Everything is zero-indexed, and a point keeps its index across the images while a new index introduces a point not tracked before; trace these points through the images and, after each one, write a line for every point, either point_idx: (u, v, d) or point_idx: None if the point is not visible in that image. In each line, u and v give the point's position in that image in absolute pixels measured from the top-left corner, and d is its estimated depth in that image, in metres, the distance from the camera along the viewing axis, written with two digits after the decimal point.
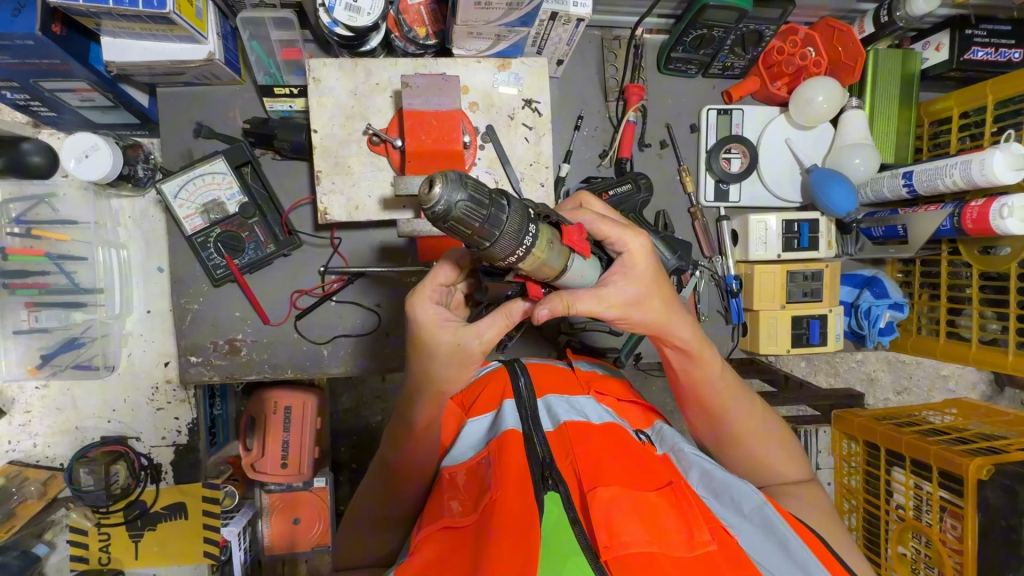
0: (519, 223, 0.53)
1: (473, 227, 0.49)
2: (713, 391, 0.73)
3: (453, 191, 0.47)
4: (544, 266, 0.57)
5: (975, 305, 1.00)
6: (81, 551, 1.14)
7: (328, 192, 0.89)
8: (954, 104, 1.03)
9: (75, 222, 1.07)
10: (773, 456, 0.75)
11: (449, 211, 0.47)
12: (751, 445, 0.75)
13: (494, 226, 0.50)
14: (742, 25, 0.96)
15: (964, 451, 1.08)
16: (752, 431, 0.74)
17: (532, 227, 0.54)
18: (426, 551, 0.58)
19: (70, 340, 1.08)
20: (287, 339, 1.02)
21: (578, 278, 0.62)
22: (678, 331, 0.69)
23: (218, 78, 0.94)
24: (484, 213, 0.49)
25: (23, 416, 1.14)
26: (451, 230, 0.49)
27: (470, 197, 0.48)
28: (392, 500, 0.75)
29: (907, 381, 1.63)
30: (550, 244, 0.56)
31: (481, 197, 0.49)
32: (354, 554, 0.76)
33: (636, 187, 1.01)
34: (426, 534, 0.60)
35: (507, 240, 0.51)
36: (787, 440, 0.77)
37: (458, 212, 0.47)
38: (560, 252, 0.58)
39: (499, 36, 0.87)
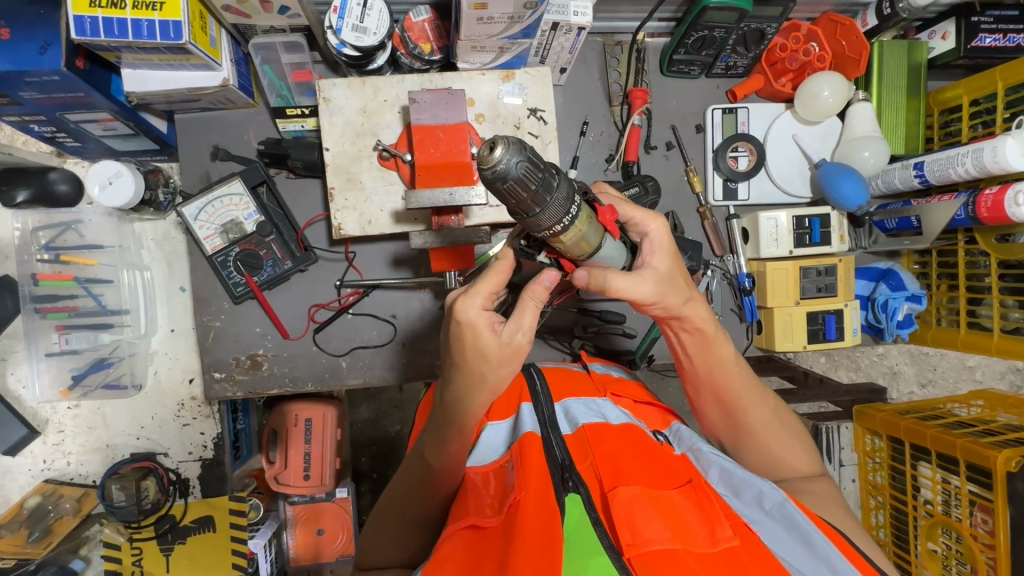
0: (565, 194, 0.54)
1: (528, 190, 0.50)
2: (730, 378, 0.73)
3: (515, 154, 0.48)
4: (583, 240, 0.58)
5: (995, 294, 0.98)
6: (115, 565, 1.17)
7: (342, 208, 0.92)
8: (963, 92, 1.03)
9: (100, 246, 1.12)
10: (789, 449, 0.75)
11: (509, 168, 0.48)
12: (765, 438, 0.74)
13: (545, 193, 0.52)
14: (743, 25, 0.97)
15: (991, 443, 1.06)
16: (767, 422, 0.74)
17: (574, 201, 0.56)
18: (456, 545, 0.59)
19: (99, 360, 1.13)
20: (308, 353, 1.04)
21: (609, 259, 0.63)
22: (696, 312, 0.69)
23: (233, 102, 0.97)
24: (539, 178, 0.50)
25: (57, 435, 1.17)
26: (505, 194, 0.50)
27: (529, 161, 0.49)
28: (423, 499, 0.72)
29: (931, 374, 1.61)
30: (589, 220, 0.58)
31: (537, 161, 0.50)
32: (379, 554, 0.75)
33: (644, 190, 1.01)
34: (453, 531, 0.60)
35: (555, 207, 0.53)
36: (800, 432, 0.77)
37: (516, 174, 0.48)
38: (596, 229, 0.60)
39: (502, 48, 0.88)
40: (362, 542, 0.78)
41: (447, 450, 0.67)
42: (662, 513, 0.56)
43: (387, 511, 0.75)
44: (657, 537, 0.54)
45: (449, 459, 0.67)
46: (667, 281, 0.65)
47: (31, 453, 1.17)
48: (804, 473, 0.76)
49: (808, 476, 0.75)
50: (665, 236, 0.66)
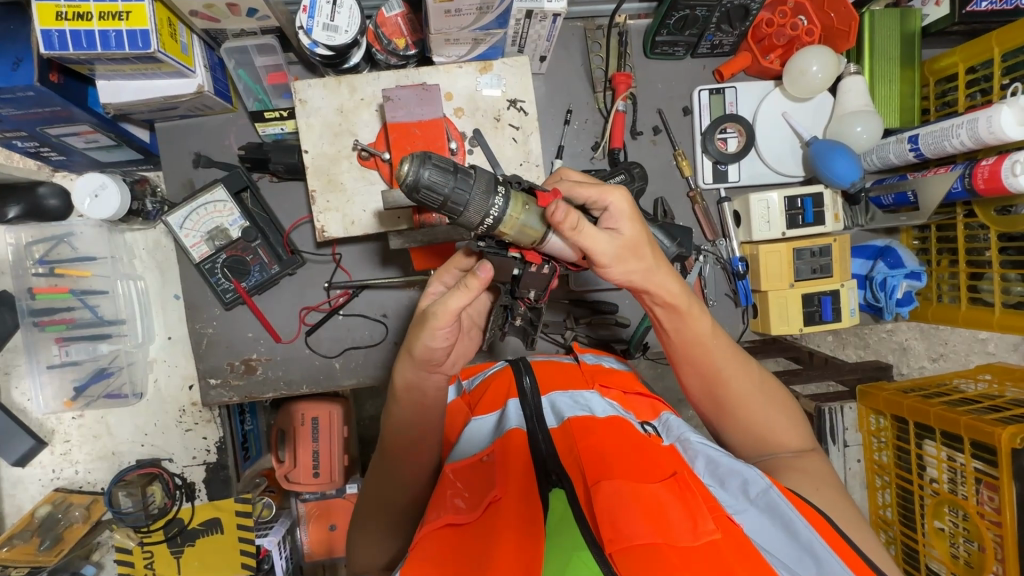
0: (488, 188, 0.57)
1: (443, 194, 0.55)
2: (708, 353, 0.72)
3: (420, 164, 0.54)
4: (525, 228, 0.60)
5: (995, 268, 0.96)
6: (128, 569, 1.20)
7: (324, 210, 0.91)
8: (960, 60, 0.99)
9: (93, 258, 1.13)
10: (776, 423, 0.74)
11: (417, 177, 0.54)
12: (751, 414, 0.74)
13: (464, 191, 0.55)
14: (725, 2, 0.94)
15: (996, 419, 1.04)
16: (750, 395, 0.74)
17: (504, 191, 0.58)
18: (429, 547, 0.56)
19: (100, 370, 1.15)
20: (301, 356, 1.05)
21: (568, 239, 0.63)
22: (666, 287, 0.68)
23: (211, 109, 0.97)
24: (451, 180, 0.55)
25: (64, 445, 1.20)
26: (427, 200, 0.55)
27: (437, 168, 0.54)
28: (398, 492, 0.74)
29: (943, 348, 1.57)
30: (526, 206, 0.59)
31: (445, 166, 0.55)
32: (360, 558, 0.74)
33: (629, 178, 0.98)
34: (429, 531, 0.58)
35: (478, 203, 0.56)
36: (789, 405, 0.76)
37: (426, 182, 0.54)
38: (540, 215, 0.60)
39: (477, 40, 0.87)
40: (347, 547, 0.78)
41: (408, 429, 0.73)
42: (645, 508, 0.56)
43: (368, 508, 0.76)
44: (639, 533, 0.54)
45: (410, 441, 0.73)
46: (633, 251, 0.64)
47: (39, 463, 1.19)
48: (796, 448, 0.75)
49: (799, 451, 0.74)
50: (625, 207, 0.63)
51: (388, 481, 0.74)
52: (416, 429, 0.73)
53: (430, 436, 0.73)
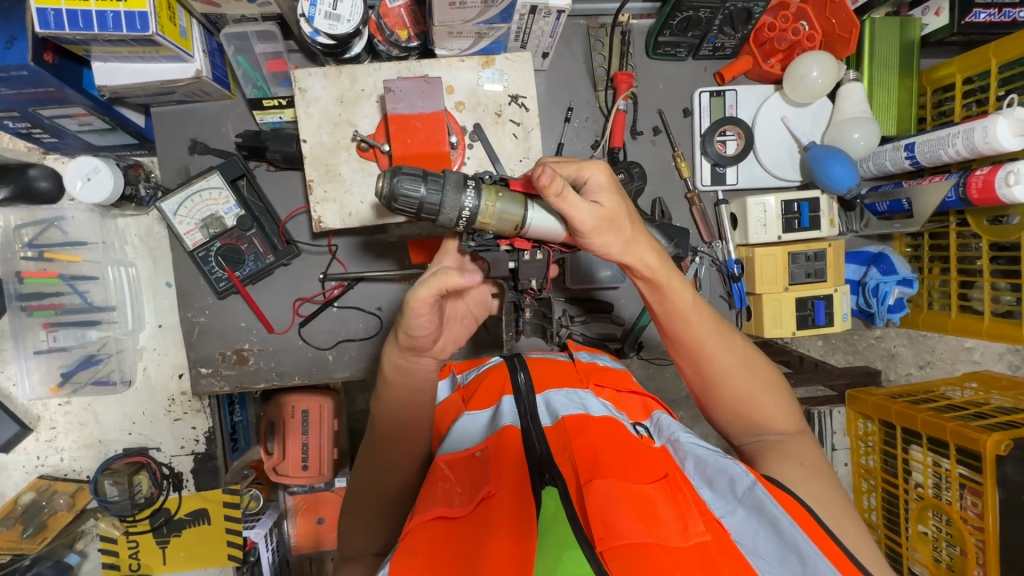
0: (459, 186, 0.65)
1: (418, 200, 0.63)
2: (690, 326, 0.71)
3: (394, 175, 0.62)
4: (502, 215, 0.66)
5: (986, 277, 0.97)
6: (112, 558, 1.19)
7: (321, 201, 0.90)
8: (957, 71, 1.00)
9: (84, 243, 1.12)
10: (763, 401, 0.73)
11: (394, 187, 0.62)
12: (739, 390, 0.73)
13: (436, 193, 0.63)
14: (728, 4, 0.95)
15: (982, 426, 1.06)
16: (734, 371, 0.73)
17: (474, 186, 0.65)
18: (421, 539, 0.57)
19: (88, 357, 1.13)
20: (293, 347, 1.04)
21: (548, 221, 0.68)
22: (643, 259, 0.68)
23: (209, 95, 0.96)
24: (423, 186, 0.63)
25: (49, 432, 1.18)
26: (407, 206, 0.64)
27: (409, 176, 0.63)
28: (390, 474, 0.73)
29: (929, 355, 1.59)
30: (499, 194, 0.66)
31: (417, 175, 0.63)
32: (353, 539, 0.74)
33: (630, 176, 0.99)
34: (420, 524, 0.58)
35: (451, 200, 0.64)
36: (776, 383, 0.75)
37: (402, 191, 0.62)
38: (514, 200, 0.67)
39: (480, 34, 0.86)
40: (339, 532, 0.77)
41: (400, 413, 0.72)
42: (637, 508, 0.56)
43: (358, 490, 0.76)
44: (631, 532, 0.54)
45: (402, 427, 0.72)
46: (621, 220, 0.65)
47: (24, 450, 1.18)
48: (782, 427, 0.74)
49: (787, 432, 0.74)
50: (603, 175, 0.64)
51: (382, 469, 0.73)
52: (412, 415, 0.73)
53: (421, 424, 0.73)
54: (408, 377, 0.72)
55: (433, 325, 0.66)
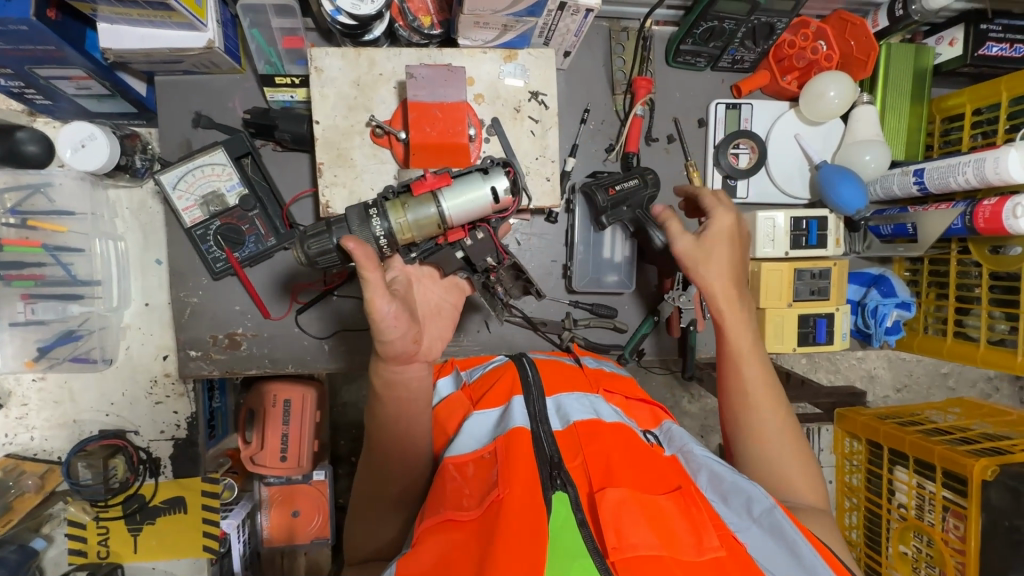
0: (358, 219, 0.72)
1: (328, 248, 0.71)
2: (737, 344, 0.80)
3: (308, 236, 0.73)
4: (417, 220, 0.73)
5: (983, 305, 0.99)
6: (79, 544, 1.15)
7: (330, 184, 0.87)
8: (967, 101, 1.02)
9: (71, 212, 1.06)
10: (781, 449, 0.76)
11: (309, 254, 0.71)
12: (768, 443, 0.76)
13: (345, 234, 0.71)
14: (753, 18, 0.95)
15: (968, 451, 1.08)
16: (763, 405, 0.77)
17: (375, 212, 0.72)
18: (435, 543, 0.56)
19: (68, 332, 1.08)
20: (289, 334, 1.01)
21: (461, 200, 0.73)
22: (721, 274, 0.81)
23: (217, 67, 0.92)
24: (328, 236, 0.71)
25: (20, 408, 1.12)
26: (331, 259, 0.73)
27: (312, 232, 0.72)
28: (393, 479, 0.71)
29: (906, 378, 1.63)
30: (404, 206, 0.73)
31: (313, 228, 0.72)
32: (354, 540, 0.73)
33: (642, 182, 0.98)
34: (433, 527, 0.57)
35: (357, 236, 0.71)
36: (800, 440, 0.77)
37: (315, 246, 0.71)
38: (423, 202, 0.73)
39: (506, 26, 0.85)
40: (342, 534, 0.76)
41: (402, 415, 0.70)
42: (651, 518, 0.55)
43: (359, 491, 0.74)
44: (644, 543, 0.53)
45: (409, 428, 0.71)
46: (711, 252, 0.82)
47: None
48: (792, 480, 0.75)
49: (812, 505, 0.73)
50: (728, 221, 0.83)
51: (379, 473, 0.71)
52: (408, 418, 0.70)
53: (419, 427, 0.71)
54: (400, 382, 0.69)
55: (404, 319, 0.64)
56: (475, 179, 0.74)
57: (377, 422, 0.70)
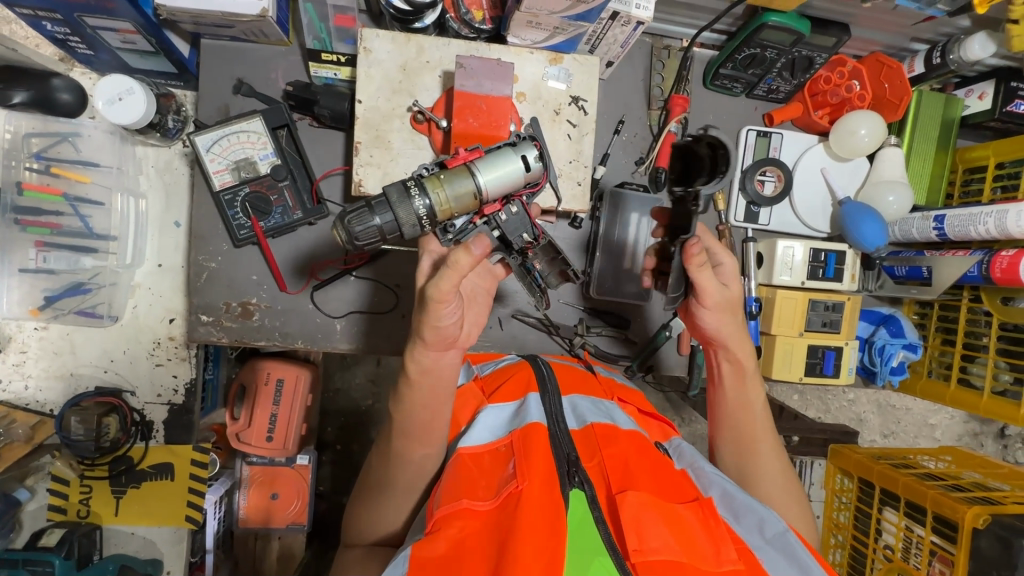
0: (399, 196, 0.66)
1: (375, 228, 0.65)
2: (738, 397, 0.82)
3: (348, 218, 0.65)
4: (460, 195, 0.68)
5: (989, 354, 1.01)
6: (60, 501, 1.12)
7: (364, 164, 0.87)
8: (991, 154, 1.04)
9: (94, 164, 1.06)
10: (777, 491, 0.79)
11: (352, 233, 0.64)
12: (772, 493, 0.79)
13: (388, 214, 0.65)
14: (795, 50, 0.97)
15: (961, 497, 1.09)
16: (759, 451, 0.80)
17: (416, 188, 0.67)
18: (454, 530, 0.57)
19: (76, 285, 1.07)
20: (302, 310, 1.00)
21: (495, 171, 0.69)
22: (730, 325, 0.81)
23: (266, 37, 0.93)
24: (371, 215, 0.64)
25: (18, 356, 1.10)
26: (372, 239, 0.66)
27: (352, 212, 0.65)
28: (406, 470, 0.71)
29: (894, 426, 1.65)
30: (445, 181, 0.68)
31: (353, 208, 0.65)
32: (361, 524, 0.74)
33: (709, 175, 0.77)
34: (451, 514, 0.58)
35: (400, 213, 0.65)
36: (793, 480, 0.80)
37: (360, 227, 0.64)
38: (462, 175, 0.68)
39: (558, 28, 0.86)
40: (347, 516, 0.77)
41: (416, 406, 0.68)
42: (670, 523, 0.56)
43: (368, 477, 0.74)
44: (663, 547, 0.55)
45: (425, 423, 0.69)
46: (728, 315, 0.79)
47: None
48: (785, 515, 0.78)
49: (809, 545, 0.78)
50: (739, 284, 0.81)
51: (395, 467, 0.71)
52: (431, 414, 0.69)
53: (441, 424, 0.70)
54: (431, 375, 0.67)
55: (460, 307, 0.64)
56: (506, 152, 0.71)
57: (399, 419, 0.69)
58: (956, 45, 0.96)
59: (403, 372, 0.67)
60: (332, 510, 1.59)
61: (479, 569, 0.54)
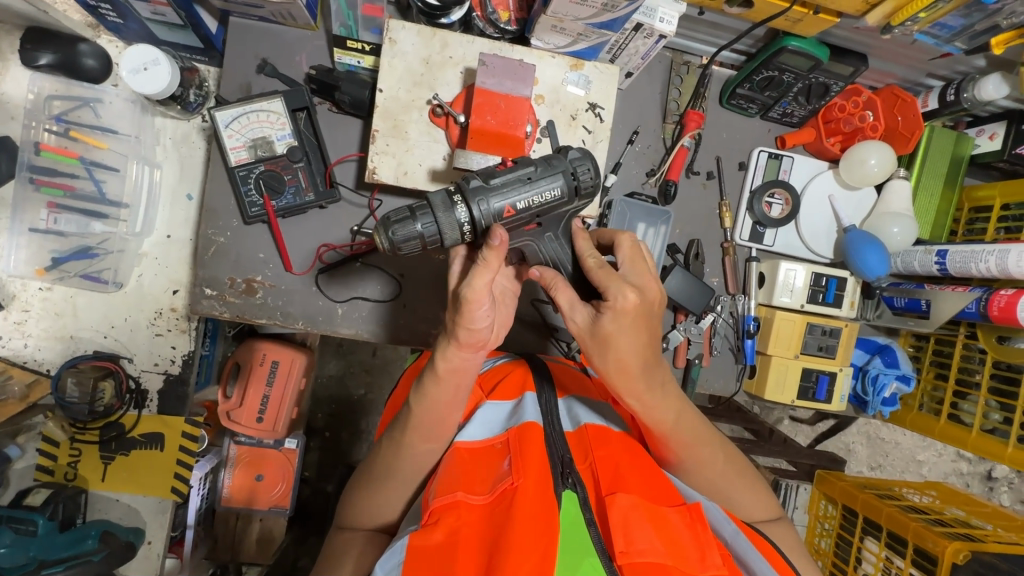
0: (442, 208, 0.66)
1: (418, 239, 0.67)
2: (676, 427, 0.73)
3: (389, 227, 0.66)
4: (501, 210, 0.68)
5: (982, 392, 1.02)
6: (48, 462, 1.13)
7: (380, 152, 0.89)
8: (997, 194, 1.05)
9: (115, 132, 1.08)
10: (742, 498, 0.77)
11: (394, 240, 0.66)
12: (718, 482, 0.76)
13: (431, 226, 0.66)
14: (812, 76, 0.98)
15: (943, 532, 1.09)
16: (714, 468, 0.75)
17: (458, 199, 0.67)
18: (449, 523, 0.60)
19: (85, 249, 1.08)
20: (306, 292, 1.01)
21: (543, 187, 0.68)
22: (625, 353, 0.68)
23: (293, 20, 0.95)
24: (416, 226, 0.66)
25: (20, 314, 1.11)
26: (413, 249, 0.68)
27: (395, 219, 0.66)
28: (409, 461, 0.72)
29: (881, 459, 1.65)
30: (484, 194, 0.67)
31: (397, 216, 0.66)
32: (359, 511, 0.75)
33: (567, 193, 0.70)
34: (443, 510, 0.61)
35: (443, 226, 0.66)
36: (758, 483, 0.78)
37: (402, 236, 0.66)
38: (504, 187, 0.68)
39: (580, 35, 0.87)
40: (344, 503, 0.77)
41: (432, 401, 0.68)
42: (657, 527, 0.59)
43: (370, 465, 0.75)
44: (650, 549, 0.58)
45: (435, 418, 0.70)
46: (611, 341, 0.68)
47: None
48: (760, 520, 0.77)
49: (764, 520, 0.78)
50: (630, 302, 0.66)
51: (401, 458, 0.72)
52: (445, 410, 0.70)
53: (451, 420, 0.72)
54: (459, 373, 0.67)
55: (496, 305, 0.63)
56: (556, 168, 0.69)
57: (417, 413, 0.69)
58: (971, 84, 0.97)
59: (431, 367, 0.67)
60: (315, 496, 1.58)
61: (472, 559, 0.57)
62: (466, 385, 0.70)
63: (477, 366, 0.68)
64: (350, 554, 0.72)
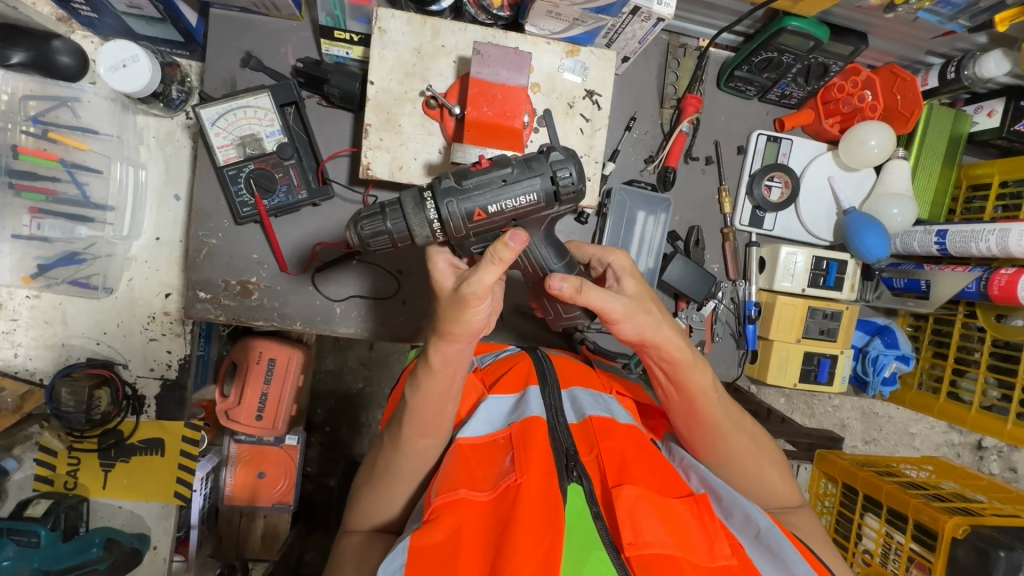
0: (410, 207, 0.66)
1: (385, 236, 0.68)
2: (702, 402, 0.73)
3: (358, 224, 0.68)
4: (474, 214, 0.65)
5: (980, 370, 1.03)
6: (47, 472, 1.11)
7: (374, 147, 0.86)
8: (995, 172, 1.04)
9: (95, 132, 1.03)
10: (769, 478, 0.77)
11: (362, 235, 0.68)
12: (744, 464, 0.76)
13: (399, 226, 0.67)
14: (812, 56, 0.96)
15: (941, 507, 1.11)
16: (741, 448, 0.75)
17: (428, 199, 0.65)
18: (451, 521, 0.59)
19: (71, 254, 1.03)
20: (302, 291, 0.99)
21: (518, 190, 0.65)
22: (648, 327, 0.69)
23: (277, 10, 0.91)
24: (383, 224, 0.67)
25: (9, 323, 1.08)
26: (383, 243, 0.70)
27: (366, 218, 0.68)
28: (410, 458, 0.71)
29: (876, 433, 1.68)
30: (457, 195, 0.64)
31: (367, 213, 0.68)
32: (362, 512, 0.74)
33: (545, 199, 0.66)
34: (445, 510, 0.60)
35: (410, 225, 0.67)
36: (781, 464, 0.78)
37: (370, 233, 0.68)
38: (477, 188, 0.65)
39: (577, 20, 0.85)
40: (349, 504, 0.77)
41: (428, 392, 0.67)
42: (665, 519, 0.59)
43: (372, 466, 0.74)
44: (658, 542, 0.57)
45: (432, 413, 0.69)
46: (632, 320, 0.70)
47: None
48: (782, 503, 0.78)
49: (784, 507, 0.78)
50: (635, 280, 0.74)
51: (400, 456, 0.71)
52: (441, 401, 0.69)
53: (448, 412, 0.70)
54: (452, 364, 0.66)
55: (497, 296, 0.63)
56: (534, 172, 0.65)
57: (412, 407, 0.68)
58: (971, 61, 0.96)
59: (423, 359, 0.66)
60: (318, 490, 1.59)
61: (477, 556, 0.57)
62: (462, 372, 0.69)
63: (469, 355, 0.68)
64: (354, 557, 0.71)
